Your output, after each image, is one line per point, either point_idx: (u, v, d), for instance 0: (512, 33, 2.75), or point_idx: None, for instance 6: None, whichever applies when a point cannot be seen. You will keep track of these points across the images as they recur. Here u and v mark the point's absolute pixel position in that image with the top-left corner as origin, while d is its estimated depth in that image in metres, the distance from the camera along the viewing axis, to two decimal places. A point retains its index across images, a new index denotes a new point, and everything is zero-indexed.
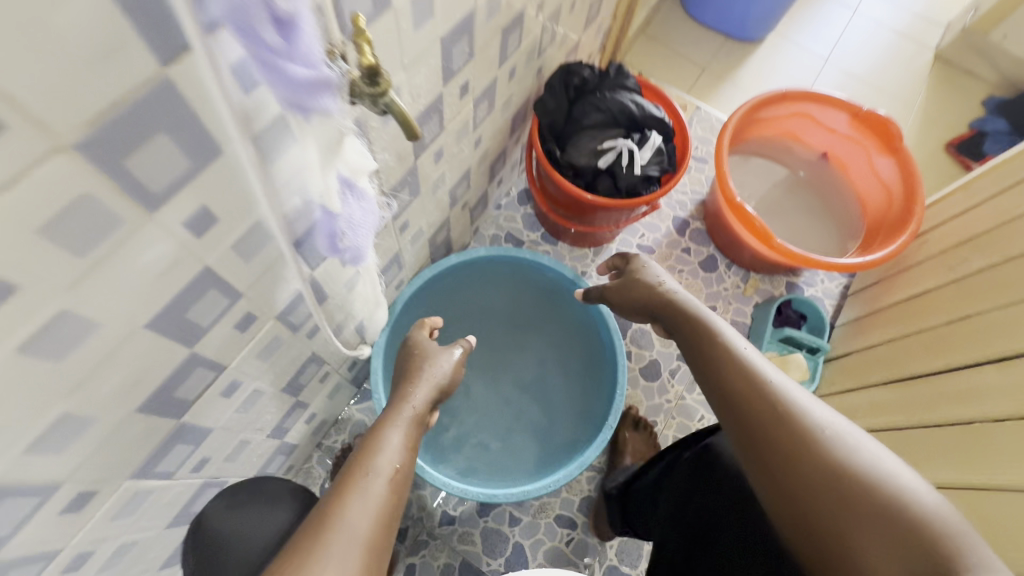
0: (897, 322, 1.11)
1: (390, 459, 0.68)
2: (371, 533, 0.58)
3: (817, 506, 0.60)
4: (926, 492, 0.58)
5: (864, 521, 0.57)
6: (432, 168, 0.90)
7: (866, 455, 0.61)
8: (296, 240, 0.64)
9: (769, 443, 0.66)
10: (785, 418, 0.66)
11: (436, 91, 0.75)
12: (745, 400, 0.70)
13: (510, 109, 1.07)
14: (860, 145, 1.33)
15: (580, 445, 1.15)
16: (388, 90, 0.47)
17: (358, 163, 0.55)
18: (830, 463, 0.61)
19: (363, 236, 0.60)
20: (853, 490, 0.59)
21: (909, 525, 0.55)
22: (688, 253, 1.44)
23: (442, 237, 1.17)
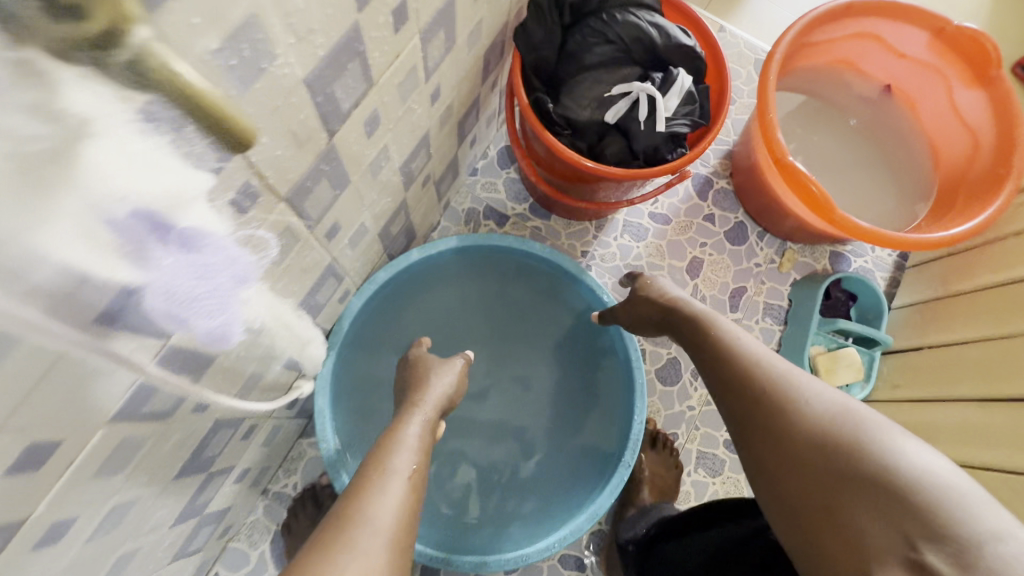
0: (988, 315, 0.87)
1: (408, 460, 0.55)
2: (396, 533, 0.46)
3: (803, 487, 0.54)
4: (924, 453, 0.51)
5: (851, 490, 0.50)
6: (364, 145, 0.60)
7: (854, 419, 0.55)
8: (100, 327, 0.35)
9: (754, 424, 0.62)
10: (769, 395, 0.62)
11: (346, 20, 0.43)
12: (736, 385, 0.66)
13: (480, 43, 0.75)
14: (940, 75, 1.02)
15: (588, 482, 0.90)
16: (143, 45, 0.26)
17: (164, 196, 0.32)
18: (812, 433, 0.56)
19: (213, 303, 0.40)
20: (838, 457, 0.53)
21: (897, 487, 0.48)
22: (711, 221, 1.16)
23: (398, 226, 0.88)
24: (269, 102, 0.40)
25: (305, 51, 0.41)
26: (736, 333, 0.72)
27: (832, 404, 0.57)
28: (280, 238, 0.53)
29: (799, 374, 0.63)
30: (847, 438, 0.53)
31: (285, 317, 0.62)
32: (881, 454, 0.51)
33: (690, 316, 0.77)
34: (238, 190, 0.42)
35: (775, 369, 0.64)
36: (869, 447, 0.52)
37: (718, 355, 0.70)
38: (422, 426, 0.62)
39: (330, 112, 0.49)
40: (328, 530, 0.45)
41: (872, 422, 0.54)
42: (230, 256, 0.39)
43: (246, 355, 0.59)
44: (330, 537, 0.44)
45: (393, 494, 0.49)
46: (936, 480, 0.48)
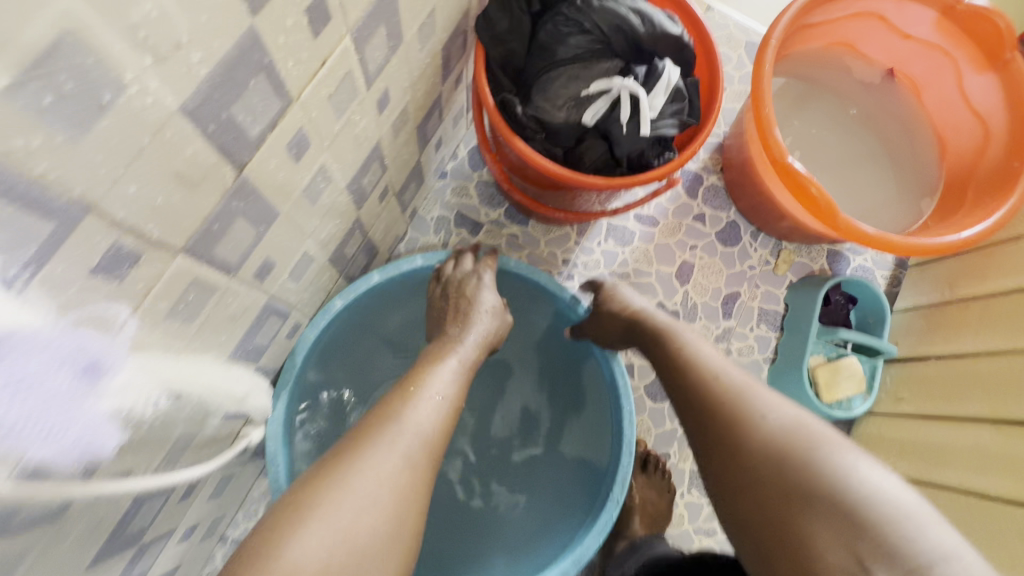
0: (1001, 327, 0.80)
1: (445, 383, 0.63)
2: (429, 435, 0.55)
3: (759, 506, 0.50)
4: (875, 470, 0.49)
5: (806, 509, 0.47)
6: (294, 171, 0.50)
7: (810, 434, 0.52)
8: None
9: (708, 438, 0.57)
10: (725, 407, 0.57)
11: (237, 25, 0.33)
12: (694, 396, 0.61)
13: (435, 37, 0.64)
14: (947, 58, 0.93)
15: (574, 518, 0.81)
16: None
17: None
18: (770, 450, 0.52)
19: (52, 414, 0.33)
20: (793, 473, 0.49)
21: (851, 506, 0.46)
22: (702, 222, 1.07)
23: (354, 245, 0.78)
24: (129, 144, 0.30)
25: (174, 73, 0.31)
26: (694, 343, 0.67)
27: (788, 418, 0.54)
28: (186, 293, 0.43)
29: (756, 385, 0.59)
30: (803, 453, 0.50)
31: (200, 383, 0.51)
32: (838, 473, 0.48)
33: (649, 326, 0.73)
34: (104, 256, 0.33)
35: (731, 379, 0.60)
36: (825, 464, 0.49)
37: (674, 365, 0.66)
38: (462, 357, 0.68)
39: (232, 141, 0.39)
40: (377, 426, 0.54)
41: (826, 437, 0.51)
42: (59, 353, 0.32)
43: (165, 425, 0.50)
44: (373, 433, 0.53)
45: (431, 412, 0.58)
46: (890, 500, 0.46)
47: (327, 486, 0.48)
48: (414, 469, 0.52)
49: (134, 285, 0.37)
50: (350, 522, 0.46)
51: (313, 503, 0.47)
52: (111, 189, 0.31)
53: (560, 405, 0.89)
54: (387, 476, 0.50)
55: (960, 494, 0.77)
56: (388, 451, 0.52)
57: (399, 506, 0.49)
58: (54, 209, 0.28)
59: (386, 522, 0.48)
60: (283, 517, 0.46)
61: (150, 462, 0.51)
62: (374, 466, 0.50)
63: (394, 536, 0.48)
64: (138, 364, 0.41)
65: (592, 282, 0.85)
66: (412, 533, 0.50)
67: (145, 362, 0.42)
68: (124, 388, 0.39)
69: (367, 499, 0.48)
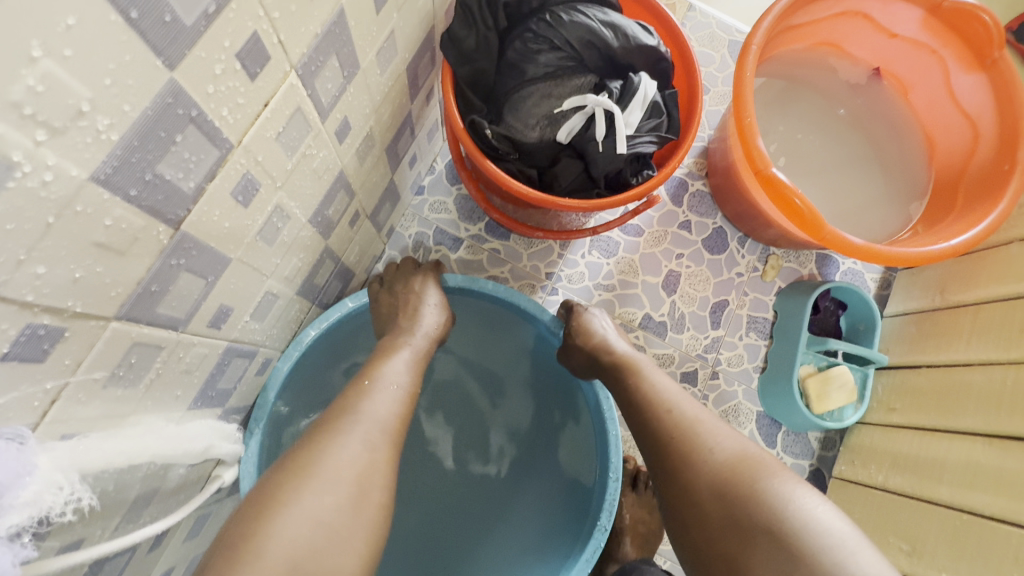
0: (991, 336, 0.79)
1: (402, 370, 0.62)
2: (394, 421, 0.55)
3: (707, 540, 0.50)
4: (813, 497, 0.48)
5: (745, 543, 0.47)
6: (243, 215, 0.46)
7: (752, 465, 0.51)
8: None
9: (658, 473, 0.57)
10: (673, 440, 0.57)
11: (151, 81, 0.30)
12: (648, 429, 0.60)
13: (398, 57, 0.61)
14: (935, 57, 0.91)
15: (561, 545, 0.78)
16: None
17: None
18: (714, 483, 0.51)
19: None
20: (734, 508, 0.49)
21: (787, 538, 0.45)
22: (688, 229, 1.04)
23: (325, 272, 0.75)
24: (30, 224, 0.28)
25: (75, 144, 0.28)
26: (649, 374, 0.67)
27: (733, 449, 0.54)
28: (126, 357, 0.40)
29: (705, 416, 0.58)
30: (743, 485, 0.50)
31: (147, 450, 0.46)
32: (777, 504, 0.47)
33: (607, 358, 0.72)
34: (17, 340, 0.31)
35: (680, 411, 0.59)
36: (764, 495, 0.48)
37: (631, 397, 0.65)
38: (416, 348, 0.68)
39: (163, 200, 0.36)
40: (338, 415, 0.53)
41: (767, 467, 0.51)
42: None
43: (118, 487, 0.47)
44: (332, 422, 0.52)
45: (391, 398, 0.57)
46: (827, 528, 0.46)
47: (292, 480, 0.46)
48: (375, 449, 0.51)
49: (59, 361, 0.34)
50: (315, 505, 0.45)
51: (286, 494, 0.45)
52: (14, 272, 0.28)
53: (546, 430, 0.87)
54: (351, 460, 0.49)
55: (953, 511, 0.75)
56: (352, 436, 0.51)
57: (363, 486, 0.48)
58: None
59: (350, 504, 0.47)
60: (259, 510, 0.44)
61: (106, 525, 0.48)
62: (340, 453, 0.49)
63: (361, 510, 0.47)
64: (62, 452, 0.37)
65: (566, 305, 0.83)
66: (380, 514, 0.49)
67: (73, 448, 0.38)
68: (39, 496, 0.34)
69: (334, 481, 0.47)
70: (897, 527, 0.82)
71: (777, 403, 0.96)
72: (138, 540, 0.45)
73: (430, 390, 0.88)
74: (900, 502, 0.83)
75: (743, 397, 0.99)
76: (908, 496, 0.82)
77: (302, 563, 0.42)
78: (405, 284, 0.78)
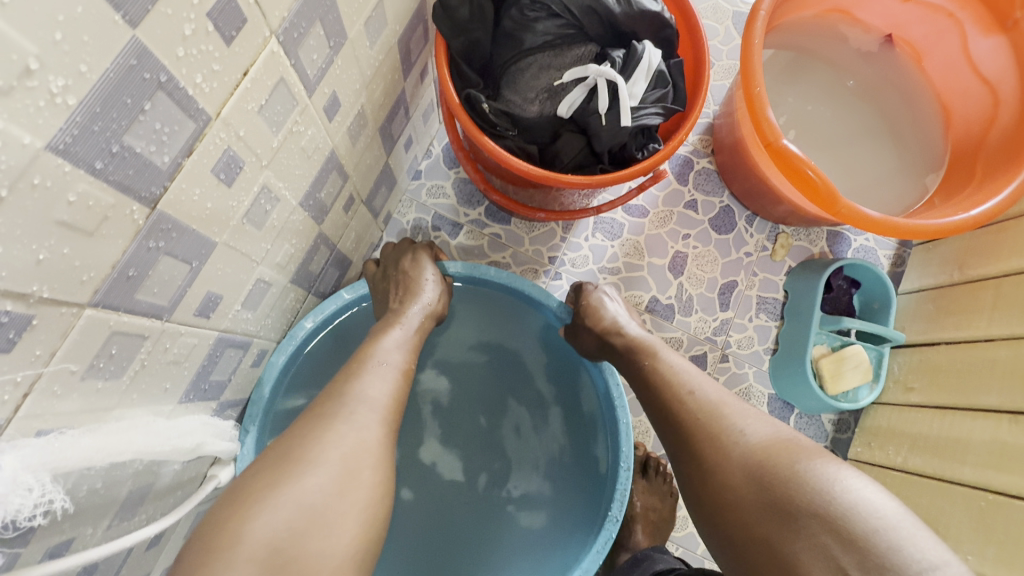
0: (1014, 311, 0.76)
1: (399, 354, 0.60)
2: (388, 404, 0.53)
3: (744, 521, 0.47)
4: (859, 478, 0.46)
5: (788, 525, 0.44)
6: (227, 196, 0.44)
7: (789, 446, 0.49)
8: None
9: (683, 456, 0.54)
10: (699, 423, 0.55)
11: (109, 37, 0.27)
12: (671, 410, 0.58)
13: (388, 29, 0.57)
14: (952, 20, 0.87)
15: (574, 536, 0.78)
16: None
17: None
18: (749, 464, 0.49)
19: None
20: (771, 488, 0.47)
21: (835, 519, 0.43)
22: (694, 209, 1.01)
23: (321, 260, 0.73)
24: None
25: (22, 107, 0.25)
26: (666, 356, 0.65)
27: (766, 431, 0.51)
28: (105, 348, 0.38)
29: (730, 399, 0.56)
30: (782, 466, 0.47)
31: (132, 448, 0.43)
32: (820, 482, 0.45)
33: (621, 341, 0.70)
34: None
35: (704, 394, 0.57)
36: (805, 476, 0.46)
37: (648, 379, 0.63)
38: (408, 327, 0.65)
39: (133, 175, 0.33)
40: (333, 403, 0.50)
41: (804, 448, 0.49)
42: None
43: (108, 486, 0.45)
44: (323, 408, 0.50)
45: (385, 380, 0.55)
46: (873, 507, 0.44)
47: (273, 467, 0.44)
48: (362, 430, 0.49)
49: (27, 351, 0.32)
50: (301, 489, 0.43)
51: (268, 479, 0.43)
52: None
53: (554, 420, 0.84)
54: (349, 441, 0.47)
55: (978, 492, 0.73)
56: (340, 420, 0.48)
57: (350, 465, 0.45)
58: None
59: (338, 486, 0.44)
60: (237, 498, 0.42)
61: (96, 525, 0.46)
62: (338, 440, 0.47)
63: (351, 491, 0.44)
64: (32, 452, 0.34)
65: (575, 285, 0.80)
66: (371, 493, 0.46)
67: (47, 447, 0.35)
68: (13, 498, 0.32)
69: (319, 466, 0.44)
70: (917, 509, 0.79)
71: (790, 386, 0.93)
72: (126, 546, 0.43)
73: (429, 379, 0.85)
74: (921, 484, 0.80)
75: (755, 381, 0.96)
76: (927, 475, 0.80)
77: (284, 546, 0.40)
78: (397, 264, 0.76)
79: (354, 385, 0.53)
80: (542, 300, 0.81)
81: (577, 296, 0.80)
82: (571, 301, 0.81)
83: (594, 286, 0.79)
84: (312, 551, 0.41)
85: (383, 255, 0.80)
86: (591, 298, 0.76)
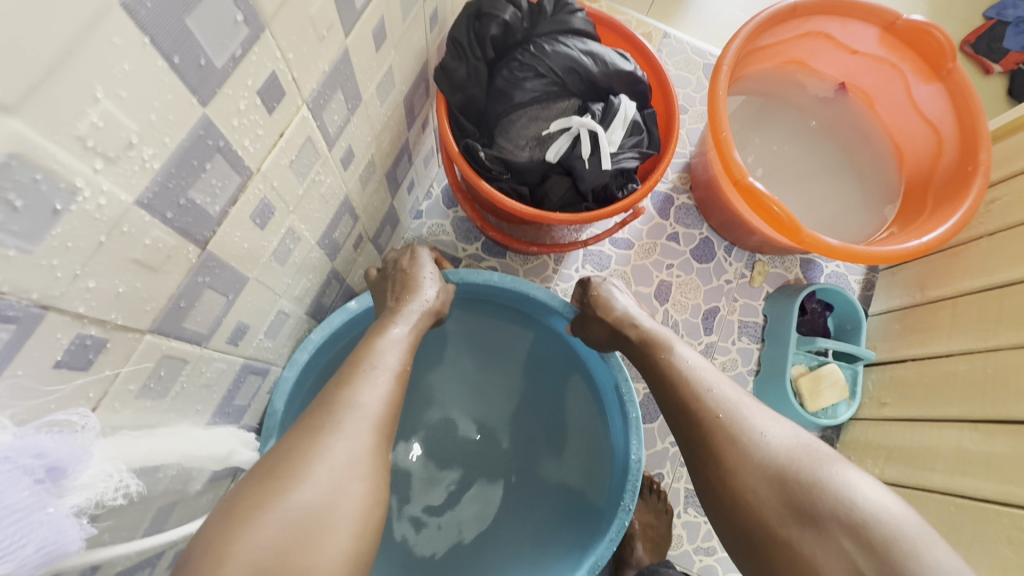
0: (971, 328, 0.84)
1: (399, 360, 0.65)
2: (380, 412, 0.57)
3: (765, 523, 0.50)
4: (871, 483, 0.49)
5: (811, 527, 0.48)
6: (257, 239, 0.50)
7: (810, 453, 0.52)
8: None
9: (702, 453, 0.56)
10: (720, 422, 0.56)
11: (189, 114, 0.34)
12: (691, 409, 0.59)
13: (396, 89, 0.66)
14: (895, 70, 0.98)
15: (584, 527, 0.82)
16: None
17: None
18: (771, 470, 0.51)
19: (29, 507, 0.28)
20: (796, 492, 0.49)
21: (855, 523, 0.46)
22: (676, 241, 1.08)
23: (331, 293, 0.79)
24: (85, 242, 0.31)
25: (125, 171, 0.32)
26: (682, 352, 0.66)
27: (787, 437, 0.54)
28: (156, 370, 0.44)
29: (747, 400, 0.58)
30: (806, 474, 0.50)
31: (177, 451, 0.48)
32: (841, 491, 0.48)
33: (635, 332, 0.72)
34: (67, 348, 0.34)
35: (722, 393, 0.59)
36: (829, 482, 0.49)
37: (664, 374, 0.64)
38: (409, 328, 0.70)
39: (192, 222, 0.40)
40: (324, 413, 0.55)
41: (826, 456, 0.52)
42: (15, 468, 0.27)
43: (147, 496, 0.50)
44: (325, 417, 0.54)
45: (377, 386, 0.59)
46: (891, 514, 0.47)
47: (276, 479, 0.48)
48: (354, 440, 0.53)
49: (99, 370, 0.37)
50: (290, 502, 0.47)
51: (253, 500, 0.47)
52: (69, 286, 0.32)
53: (563, 425, 0.89)
54: (347, 449, 0.52)
55: (948, 498, 0.78)
56: (333, 432, 0.53)
57: (338, 478, 0.50)
58: (11, 314, 0.29)
59: (329, 493, 0.49)
60: (226, 518, 0.46)
61: (132, 535, 0.51)
62: (325, 454, 0.51)
63: (337, 507, 0.48)
64: (111, 446, 0.39)
65: (580, 280, 0.80)
66: (361, 501, 0.50)
67: (119, 444, 0.40)
68: (95, 482, 0.32)
69: (305, 482, 0.48)
70: None
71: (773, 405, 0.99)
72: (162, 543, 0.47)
73: (441, 380, 0.91)
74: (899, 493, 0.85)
75: None
76: (905, 485, 0.85)
77: (268, 567, 0.44)
78: (395, 262, 0.79)
79: (349, 393, 0.57)
80: (550, 301, 0.84)
81: (582, 295, 0.81)
82: (577, 299, 0.83)
83: (602, 279, 0.79)
84: (299, 561, 0.45)
85: (384, 260, 0.81)
86: (601, 293, 0.77)
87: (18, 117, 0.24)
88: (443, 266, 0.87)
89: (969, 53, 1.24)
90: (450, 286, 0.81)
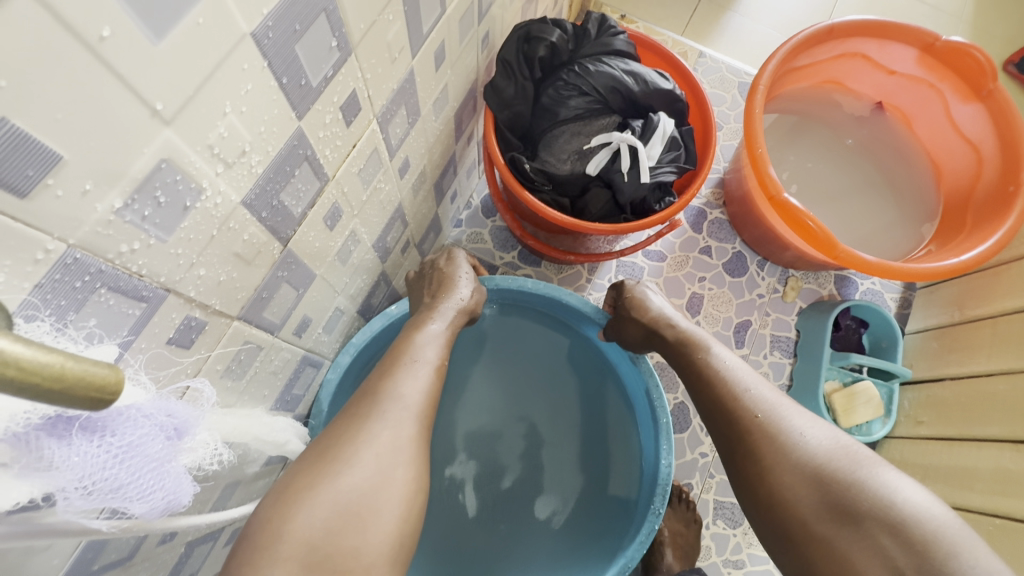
0: (1013, 346, 0.83)
1: (435, 353, 0.68)
2: (421, 403, 0.60)
3: (803, 522, 0.51)
4: (909, 485, 0.51)
5: (850, 526, 0.49)
6: (327, 239, 0.55)
7: (848, 454, 0.53)
8: (138, 498, 0.32)
9: (739, 451, 0.58)
10: (757, 421, 0.58)
11: (289, 126, 0.39)
12: (728, 409, 0.61)
13: (449, 105, 0.71)
14: (934, 90, 0.99)
15: (617, 531, 0.84)
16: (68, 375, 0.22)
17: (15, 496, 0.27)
18: (809, 470, 0.53)
19: (158, 463, 0.32)
20: (833, 491, 0.51)
21: (894, 522, 0.48)
22: (709, 254, 1.10)
23: (379, 294, 0.85)
24: (202, 234, 0.36)
25: (238, 175, 0.37)
26: (718, 352, 0.68)
27: (826, 439, 0.55)
28: (238, 353, 0.49)
29: (784, 402, 0.60)
30: (843, 473, 0.52)
31: (250, 434, 0.53)
32: (880, 491, 0.50)
33: (671, 332, 0.74)
34: (179, 327, 0.39)
35: (760, 393, 0.61)
36: (868, 483, 0.50)
37: (702, 374, 0.66)
38: (445, 325, 0.74)
39: (280, 222, 0.45)
40: (368, 403, 0.58)
41: (864, 458, 0.53)
42: (157, 424, 0.32)
43: (220, 471, 0.55)
44: (373, 406, 0.57)
45: (416, 378, 0.62)
46: (929, 515, 0.48)
47: (329, 460, 0.51)
48: (398, 428, 0.56)
49: (198, 349, 0.42)
50: (345, 483, 0.50)
51: (305, 478, 0.50)
52: (187, 273, 0.37)
53: (591, 433, 0.91)
54: (392, 436, 0.55)
55: (990, 518, 0.77)
56: (383, 419, 0.56)
57: (385, 467, 0.52)
58: (145, 293, 0.34)
59: (379, 477, 0.51)
60: (283, 495, 0.49)
61: (203, 506, 0.56)
62: (371, 440, 0.53)
63: (384, 490, 0.51)
64: (212, 420, 0.44)
65: (613, 284, 0.83)
66: (406, 486, 0.53)
67: (217, 417, 0.45)
68: (200, 446, 0.37)
69: (354, 465, 0.51)
70: None
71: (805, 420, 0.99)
72: (237, 516, 0.52)
73: (474, 381, 0.93)
74: None
75: None
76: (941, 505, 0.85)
77: (321, 545, 0.46)
78: (431, 263, 0.84)
79: (391, 384, 0.61)
80: (586, 309, 0.87)
81: (615, 301, 0.84)
82: (611, 304, 0.85)
83: (636, 282, 0.82)
84: (353, 540, 0.48)
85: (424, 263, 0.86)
86: (636, 298, 0.79)
87: (171, 128, 0.30)
88: (480, 273, 0.90)
89: (1013, 72, 1.23)
90: (484, 290, 0.85)
